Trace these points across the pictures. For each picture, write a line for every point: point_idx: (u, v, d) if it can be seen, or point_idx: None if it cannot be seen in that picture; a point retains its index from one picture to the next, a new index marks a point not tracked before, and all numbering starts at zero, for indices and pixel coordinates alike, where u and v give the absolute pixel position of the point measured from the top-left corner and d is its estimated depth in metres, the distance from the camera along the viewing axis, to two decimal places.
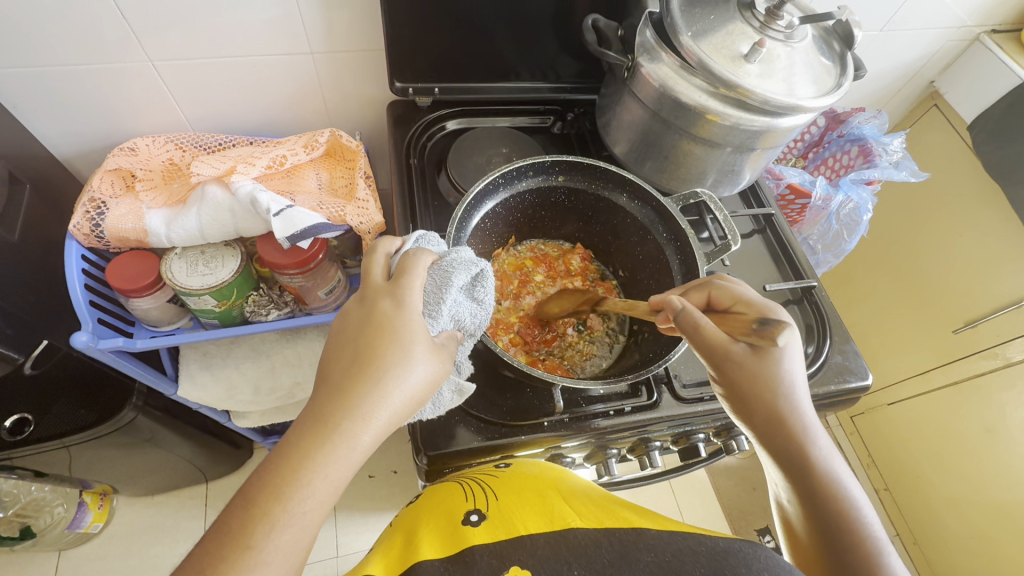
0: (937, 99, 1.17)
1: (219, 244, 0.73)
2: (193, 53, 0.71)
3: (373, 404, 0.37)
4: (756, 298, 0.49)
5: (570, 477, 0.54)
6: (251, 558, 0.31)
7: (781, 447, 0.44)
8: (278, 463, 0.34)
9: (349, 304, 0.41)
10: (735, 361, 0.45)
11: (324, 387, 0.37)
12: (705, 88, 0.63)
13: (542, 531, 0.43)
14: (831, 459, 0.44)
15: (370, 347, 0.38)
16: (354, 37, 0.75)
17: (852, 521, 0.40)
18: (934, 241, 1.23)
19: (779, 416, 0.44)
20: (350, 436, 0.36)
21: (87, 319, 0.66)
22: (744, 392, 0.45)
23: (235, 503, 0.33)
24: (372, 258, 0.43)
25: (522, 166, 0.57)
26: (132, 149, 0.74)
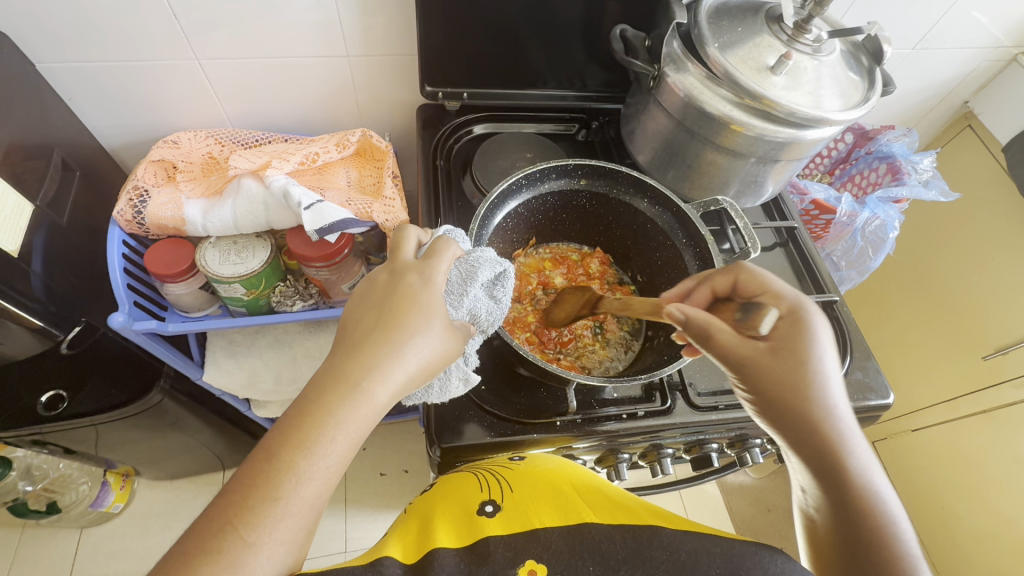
0: (972, 119, 1.15)
1: (250, 235, 0.76)
2: (237, 53, 0.75)
3: (392, 367, 0.38)
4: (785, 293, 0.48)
5: (587, 473, 0.53)
6: (278, 508, 0.33)
7: (810, 450, 0.43)
8: (300, 417, 0.36)
9: (377, 274, 0.42)
10: (756, 359, 0.45)
11: (341, 346, 0.39)
12: (730, 98, 0.63)
13: (557, 525, 0.44)
14: (868, 469, 0.42)
15: (393, 314, 0.40)
16: (388, 42, 0.78)
17: (884, 532, 0.38)
18: (963, 264, 1.20)
19: (811, 421, 0.43)
20: (369, 395, 0.37)
21: (124, 301, 0.70)
22: (773, 393, 0.44)
23: (259, 454, 0.35)
24: (405, 235, 0.45)
25: (545, 168, 0.58)
26: (175, 142, 0.78)
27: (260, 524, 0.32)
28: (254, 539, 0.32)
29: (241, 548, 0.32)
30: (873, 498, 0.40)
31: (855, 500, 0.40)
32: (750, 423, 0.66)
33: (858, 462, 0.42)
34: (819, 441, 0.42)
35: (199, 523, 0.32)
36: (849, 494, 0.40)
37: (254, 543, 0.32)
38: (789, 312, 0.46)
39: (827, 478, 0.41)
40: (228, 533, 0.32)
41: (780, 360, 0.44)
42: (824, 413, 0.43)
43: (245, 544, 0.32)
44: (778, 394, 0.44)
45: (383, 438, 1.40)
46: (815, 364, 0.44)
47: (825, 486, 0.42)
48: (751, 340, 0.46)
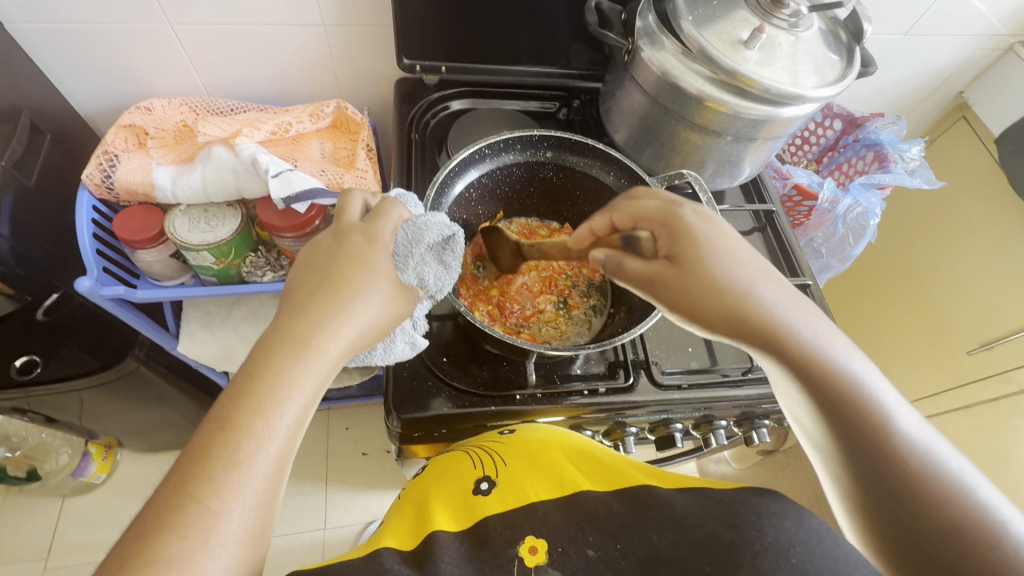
0: (967, 111, 1.14)
1: (221, 204, 0.75)
2: (210, 19, 0.74)
3: (343, 324, 0.38)
4: (655, 208, 0.47)
5: (579, 438, 0.56)
6: (240, 472, 0.32)
7: (758, 349, 0.42)
8: (253, 380, 0.35)
9: (320, 237, 0.41)
10: (666, 285, 0.45)
11: (288, 307, 0.38)
12: (702, 73, 0.62)
13: (554, 497, 0.47)
14: (814, 340, 0.41)
15: (340, 273, 0.39)
16: (364, 11, 0.77)
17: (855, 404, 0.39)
18: (952, 257, 1.18)
19: (745, 323, 0.42)
20: (324, 353, 0.37)
21: (93, 266, 0.70)
22: (691, 307, 0.44)
23: (212, 423, 0.33)
24: (349, 198, 0.44)
25: (508, 138, 0.57)
26: (148, 108, 0.77)
27: (225, 490, 0.32)
28: (221, 507, 0.31)
29: (207, 516, 0.31)
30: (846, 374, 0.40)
31: (825, 380, 0.40)
32: (714, 403, 0.66)
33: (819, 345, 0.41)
34: (766, 332, 0.42)
35: (157, 500, 0.31)
36: (822, 377, 0.40)
37: (221, 510, 0.31)
38: (667, 225, 0.46)
39: (796, 368, 0.41)
40: (188, 503, 0.31)
41: (684, 276, 0.44)
42: (760, 303, 0.42)
43: (211, 513, 0.31)
44: (700, 304, 0.43)
45: (366, 417, 1.41)
46: (726, 256, 0.44)
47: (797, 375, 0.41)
48: (650, 268, 0.47)
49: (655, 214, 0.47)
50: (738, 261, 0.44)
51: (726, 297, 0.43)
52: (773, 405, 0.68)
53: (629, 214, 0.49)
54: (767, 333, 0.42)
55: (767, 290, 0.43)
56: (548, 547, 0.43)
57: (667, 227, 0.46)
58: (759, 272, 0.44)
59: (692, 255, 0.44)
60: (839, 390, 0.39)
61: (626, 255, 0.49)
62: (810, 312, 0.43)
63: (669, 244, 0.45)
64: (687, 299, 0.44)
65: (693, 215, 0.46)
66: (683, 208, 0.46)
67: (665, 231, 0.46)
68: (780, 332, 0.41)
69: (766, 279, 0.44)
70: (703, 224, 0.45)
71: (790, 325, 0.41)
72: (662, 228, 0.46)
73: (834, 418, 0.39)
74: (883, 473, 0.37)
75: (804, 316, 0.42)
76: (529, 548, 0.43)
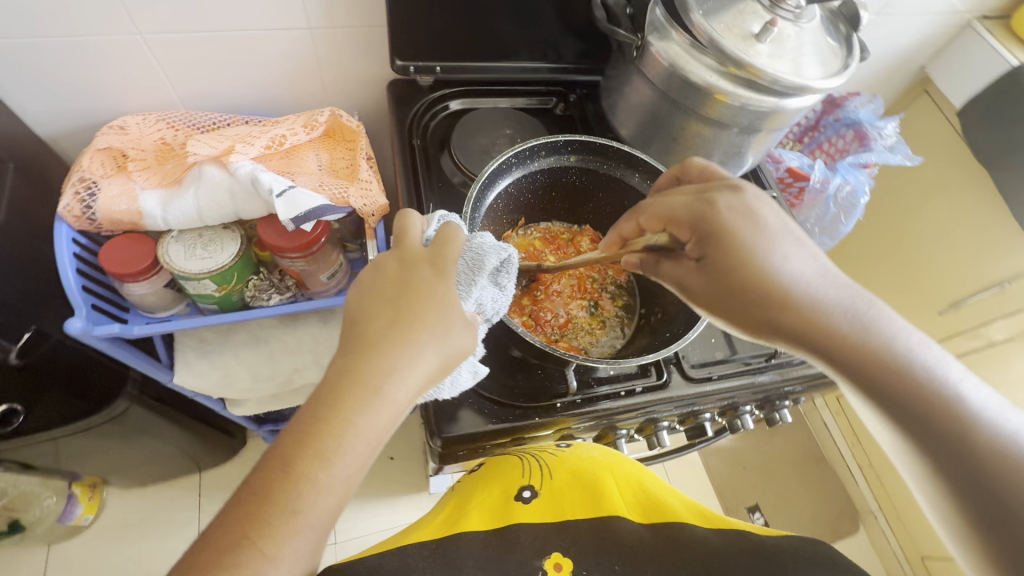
0: (928, 85, 1.19)
1: (217, 227, 0.71)
2: (184, 27, 0.68)
3: (412, 369, 0.36)
4: (682, 204, 0.46)
5: (630, 463, 0.59)
6: (297, 520, 0.31)
7: (804, 340, 0.41)
8: (318, 424, 0.33)
9: (385, 263, 0.38)
10: (704, 283, 0.46)
11: (352, 345, 0.36)
12: (714, 67, 0.62)
13: (588, 517, 0.51)
14: (865, 326, 0.40)
15: (410, 311, 0.36)
16: (352, 12, 0.73)
17: (907, 384, 0.38)
18: (921, 224, 1.26)
19: (792, 319, 0.42)
20: (392, 401, 0.35)
21: (80, 305, 0.64)
22: (732, 306, 0.44)
23: (272, 465, 0.32)
24: (409, 221, 0.40)
25: (534, 145, 0.56)
26: (122, 128, 0.71)
27: (280, 537, 0.31)
28: (274, 552, 0.30)
29: (260, 560, 0.30)
30: (896, 356, 0.38)
31: (885, 386, 0.38)
32: (741, 392, 0.68)
33: (881, 330, 0.39)
34: (818, 339, 0.41)
35: (215, 529, 0.31)
36: (884, 384, 0.38)
37: (274, 556, 0.30)
38: (695, 228, 0.45)
39: (854, 378, 0.40)
40: (244, 548, 0.30)
41: (717, 279, 0.45)
42: (804, 309, 0.41)
43: (264, 558, 0.30)
44: (739, 311, 0.44)
45: None
46: (767, 257, 0.43)
47: (854, 384, 0.40)
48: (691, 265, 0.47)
49: (685, 215, 0.46)
50: (779, 264, 0.43)
51: (768, 306, 0.42)
52: (794, 387, 0.71)
53: (656, 212, 0.48)
54: (818, 340, 0.41)
55: (819, 291, 0.42)
56: (572, 567, 0.46)
57: (697, 229, 0.45)
58: (808, 274, 0.42)
59: (723, 256, 0.44)
60: (906, 396, 0.37)
61: (660, 257, 0.51)
62: (874, 309, 0.41)
63: (700, 246, 0.45)
64: (724, 301, 0.45)
65: (720, 208, 0.44)
66: (708, 205, 0.45)
67: (693, 234, 0.46)
68: (830, 337, 0.40)
69: (815, 278, 0.42)
70: (733, 220, 0.44)
71: (840, 326, 0.40)
72: (692, 229, 0.45)
73: (909, 430, 0.37)
74: (976, 484, 0.35)
75: (859, 315, 0.40)
76: (553, 563, 0.46)
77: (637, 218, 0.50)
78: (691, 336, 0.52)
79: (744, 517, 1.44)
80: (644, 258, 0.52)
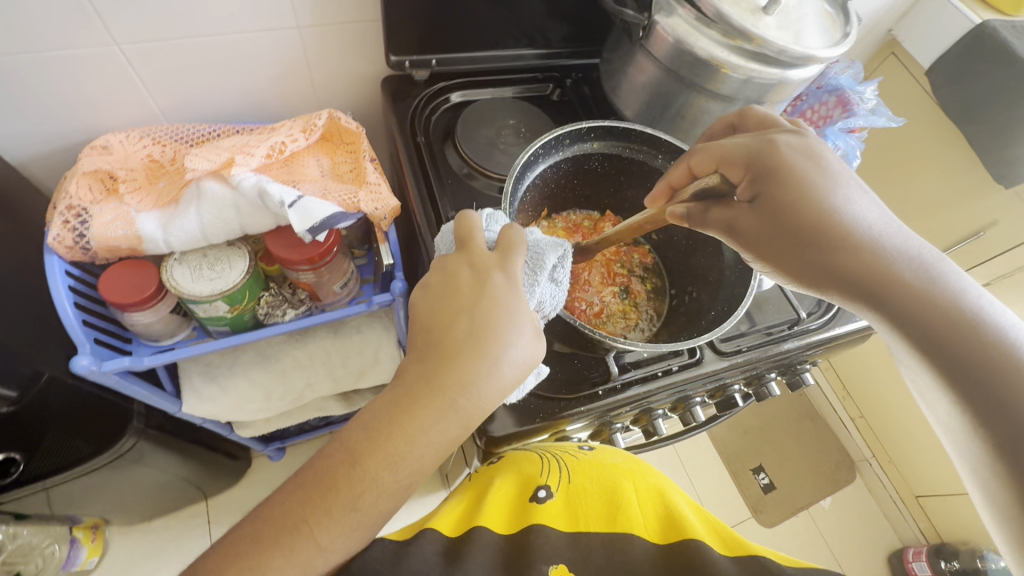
0: (895, 47, 1.24)
1: (221, 245, 0.67)
2: (165, 34, 0.64)
3: (490, 384, 0.34)
4: (739, 148, 0.49)
5: (654, 475, 0.58)
6: (353, 518, 0.32)
7: (848, 278, 0.43)
8: (388, 430, 0.33)
9: (459, 270, 0.36)
10: (747, 225, 0.48)
11: (431, 357, 0.34)
12: (723, 42, 0.62)
13: (601, 530, 0.50)
14: (919, 266, 0.42)
15: (488, 322, 0.34)
16: (343, 8, 0.69)
17: (951, 320, 0.39)
18: (898, 183, 1.30)
19: (836, 257, 0.43)
20: (466, 416, 0.33)
21: (84, 341, 0.60)
22: (776, 245, 0.47)
23: (341, 453, 0.33)
24: (471, 223, 0.38)
25: (561, 134, 0.55)
26: (106, 147, 0.66)
27: (336, 528, 0.32)
28: (327, 543, 0.31)
29: (313, 548, 0.31)
30: (944, 294, 0.40)
31: (938, 326, 0.39)
32: (768, 361, 0.69)
33: (930, 271, 0.41)
34: (870, 279, 0.42)
35: (275, 509, 0.32)
36: (936, 325, 0.39)
37: (326, 546, 0.31)
38: (750, 169, 0.48)
39: (903, 318, 0.41)
40: (302, 533, 0.31)
41: (767, 216, 0.47)
42: (862, 248, 0.43)
43: (317, 546, 0.31)
44: (785, 249, 0.46)
45: None
46: (822, 197, 0.45)
47: (902, 325, 0.41)
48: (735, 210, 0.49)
49: (741, 157, 0.49)
50: (838, 206, 0.44)
51: (820, 244, 0.44)
52: (814, 352, 0.73)
53: (709, 161, 0.51)
54: (869, 280, 0.42)
55: (880, 234, 0.43)
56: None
57: (752, 169, 0.48)
58: (868, 220, 0.44)
59: (775, 192, 0.46)
60: (955, 336, 0.39)
61: (709, 205, 0.50)
62: (939, 262, 0.42)
63: (753, 186, 0.48)
64: (771, 239, 0.47)
65: (778, 152, 0.47)
66: (766, 149, 0.48)
67: (747, 174, 0.48)
68: (889, 277, 0.42)
69: (876, 224, 0.44)
70: (790, 165, 0.46)
71: (902, 269, 0.41)
72: (746, 169, 0.48)
73: (954, 374, 0.38)
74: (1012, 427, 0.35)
75: (924, 264, 0.42)
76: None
77: (689, 161, 0.53)
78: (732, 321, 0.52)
79: (750, 479, 1.50)
80: (689, 208, 0.51)
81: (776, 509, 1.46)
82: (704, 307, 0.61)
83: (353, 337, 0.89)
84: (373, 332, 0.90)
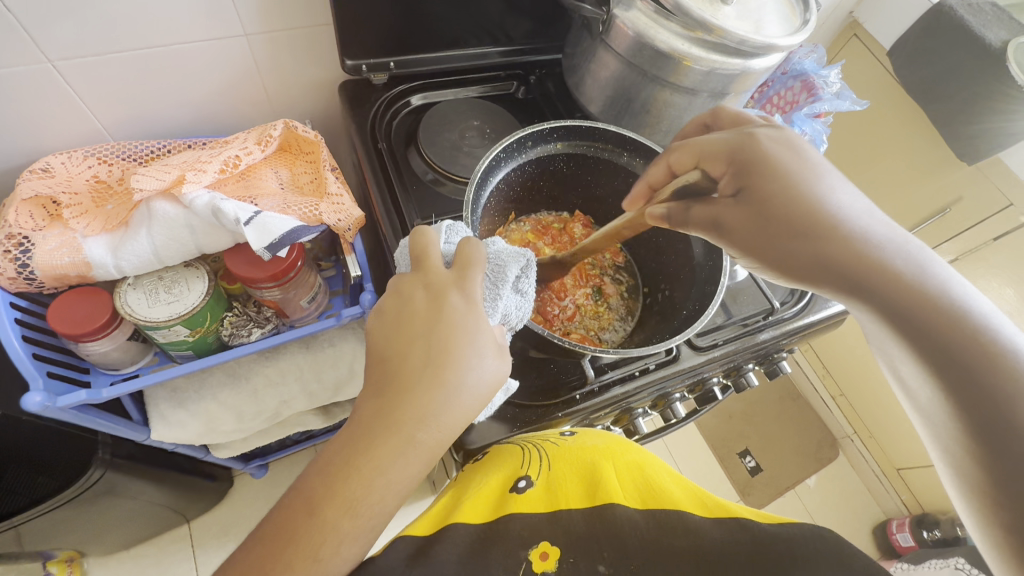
0: (857, 28, 1.25)
1: (177, 266, 0.65)
2: (102, 48, 0.60)
3: (450, 413, 0.33)
4: (721, 143, 0.49)
5: (635, 452, 0.55)
6: (314, 570, 0.29)
7: (831, 268, 0.43)
8: (347, 471, 0.31)
9: (413, 294, 0.35)
10: (731, 219, 0.47)
11: (389, 389, 0.33)
12: (684, 34, 0.61)
13: (582, 505, 0.47)
14: (904, 255, 0.41)
15: (445, 349, 0.34)
16: (292, 13, 0.66)
17: (936, 307, 0.39)
18: (865, 163, 1.32)
19: (820, 248, 0.43)
20: (426, 450, 0.33)
21: (36, 376, 0.57)
22: (763, 239, 0.46)
23: (298, 501, 0.31)
24: (427, 239, 0.37)
25: (522, 137, 0.54)
26: (45, 169, 0.62)
27: None
28: None
29: None
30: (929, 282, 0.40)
31: (925, 315, 0.39)
32: (744, 352, 0.69)
33: (913, 260, 0.41)
34: (858, 269, 0.42)
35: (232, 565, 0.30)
36: (921, 313, 0.39)
37: None
38: (733, 162, 0.48)
39: (889, 308, 0.40)
40: None
41: (752, 209, 0.46)
42: (849, 239, 0.42)
43: None
44: (770, 240, 0.46)
45: None
46: (805, 189, 0.45)
47: (889, 315, 0.40)
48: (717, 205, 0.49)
49: (724, 151, 0.48)
50: (823, 198, 0.44)
51: (806, 235, 0.44)
52: (790, 340, 0.73)
53: (689, 158, 0.51)
54: (855, 269, 0.42)
55: (862, 223, 0.43)
56: (559, 557, 0.42)
57: (734, 162, 0.48)
58: (854, 211, 0.44)
59: (759, 183, 0.46)
60: (941, 325, 0.38)
61: (691, 204, 0.50)
62: (927, 253, 0.41)
63: (737, 179, 0.47)
64: (756, 230, 0.46)
65: (762, 145, 0.47)
66: (750, 142, 0.47)
67: (730, 168, 0.48)
68: (876, 266, 0.41)
69: (862, 215, 0.44)
70: (774, 158, 0.46)
71: (891, 259, 0.41)
72: (729, 162, 0.48)
73: (939, 363, 0.38)
74: (995, 415, 0.35)
75: (913, 254, 0.41)
76: (540, 553, 0.43)
77: (667, 158, 0.53)
78: (703, 321, 0.52)
79: (736, 463, 1.51)
80: (670, 208, 0.51)
81: (763, 491, 1.48)
82: (680, 307, 0.60)
83: (326, 351, 0.87)
84: (347, 344, 0.88)
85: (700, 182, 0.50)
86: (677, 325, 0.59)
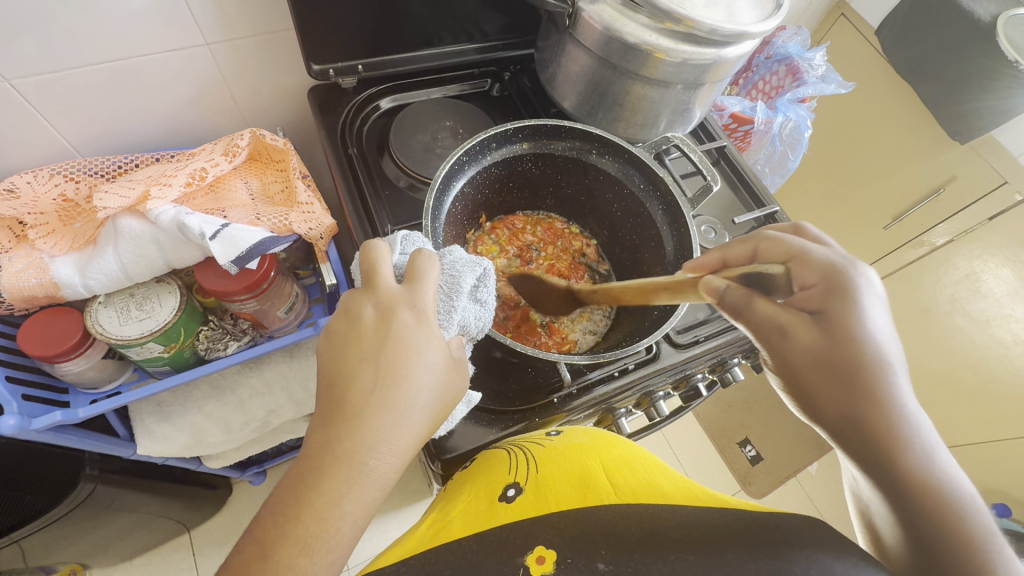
0: (844, 8, 1.23)
1: (149, 282, 0.64)
2: (56, 65, 0.59)
3: (400, 436, 0.33)
4: (825, 258, 0.43)
5: (622, 445, 0.52)
6: None
7: (844, 416, 0.39)
8: (297, 507, 0.30)
9: (361, 311, 0.35)
10: (791, 332, 0.42)
11: (335, 418, 0.33)
12: (653, 25, 0.58)
13: (574, 506, 0.43)
14: (934, 450, 0.37)
15: (394, 371, 0.33)
16: (251, 20, 0.65)
17: (950, 514, 0.34)
18: (855, 145, 1.29)
19: (855, 398, 0.39)
20: (378, 477, 0.32)
21: (10, 400, 0.56)
22: (799, 372, 0.42)
23: (251, 548, 0.30)
24: (376, 253, 0.37)
25: (484, 140, 0.59)
26: (11, 189, 0.61)
27: None
28: None
29: None
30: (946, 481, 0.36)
31: (930, 506, 0.35)
32: (729, 347, 0.67)
33: (929, 447, 0.37)
34: (878, 437, 0.37)
35: None
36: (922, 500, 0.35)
37: None
38: (825, 279, 0.42)
39: (891, 480, 0.37)
40: None
41: (825, 337, 0.41)
42: (885, 399, 0.38)
43: None
44: (817, 382, 0.41)
45: None
46: (866, 341, 0.40)
47: (890, 492, 0.37)
48: (783, 312, 0.43)
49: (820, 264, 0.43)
50: (865, 346, 0.39)
51: (859, 389, 0.39)
52: None
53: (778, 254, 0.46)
54: (883, 449, 0.37)
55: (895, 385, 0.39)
56: (556, 559, 0.37)
57: (826, 280, 0.42)
58: (895, 363, 0.39)
59: (846, 317, 0.40)
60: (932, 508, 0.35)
61: (755, 295, 0.44)
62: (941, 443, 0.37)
63: (820, 298, 0.42)
64: (815, 370, 0.41)
65: (858, 276, 0.42)
66: (849, 267, 0.42)
67: (820, 283, 0.42)
68: (901, 444, 0.37)
69: (900, 372, 0.39)
70: (865, 299, 0.41)
71: (909, 435, 0.37)
72: (821, 277, 0.42)
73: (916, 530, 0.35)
74: None
75: (927, 437, 0.37)
76: (535, 558, 0.38)
77: (757, 243, 0.47)
78: (674, 319, 0.54)
79: (737, 452, 1.49)
80: (731, 285, 0.44)
81: (765, 480, 1.46)
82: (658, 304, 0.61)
83: (311, 358, 0.86)
84: None
85: (778, 278, 0.44)
86: (647, 327, 0.60)
